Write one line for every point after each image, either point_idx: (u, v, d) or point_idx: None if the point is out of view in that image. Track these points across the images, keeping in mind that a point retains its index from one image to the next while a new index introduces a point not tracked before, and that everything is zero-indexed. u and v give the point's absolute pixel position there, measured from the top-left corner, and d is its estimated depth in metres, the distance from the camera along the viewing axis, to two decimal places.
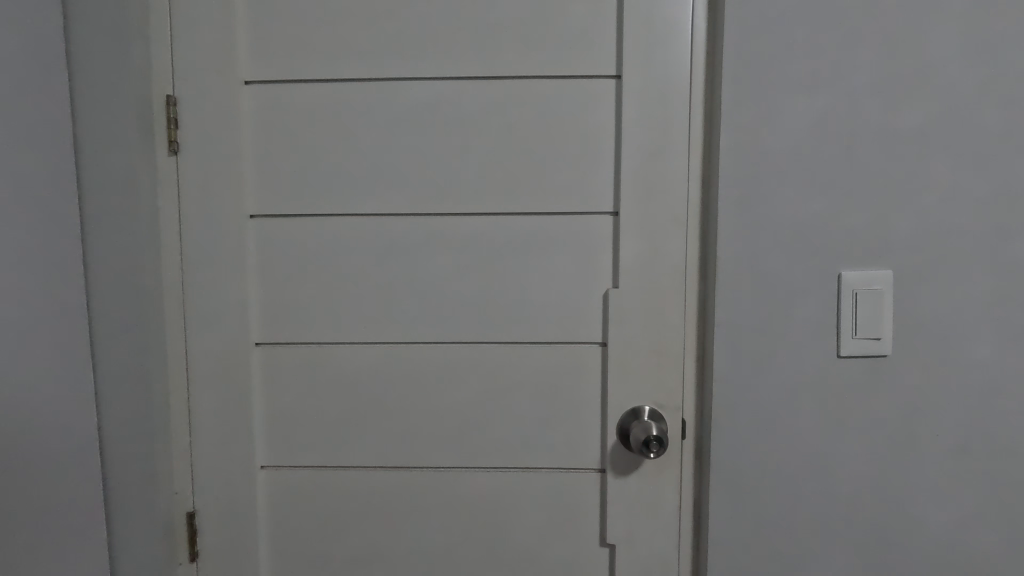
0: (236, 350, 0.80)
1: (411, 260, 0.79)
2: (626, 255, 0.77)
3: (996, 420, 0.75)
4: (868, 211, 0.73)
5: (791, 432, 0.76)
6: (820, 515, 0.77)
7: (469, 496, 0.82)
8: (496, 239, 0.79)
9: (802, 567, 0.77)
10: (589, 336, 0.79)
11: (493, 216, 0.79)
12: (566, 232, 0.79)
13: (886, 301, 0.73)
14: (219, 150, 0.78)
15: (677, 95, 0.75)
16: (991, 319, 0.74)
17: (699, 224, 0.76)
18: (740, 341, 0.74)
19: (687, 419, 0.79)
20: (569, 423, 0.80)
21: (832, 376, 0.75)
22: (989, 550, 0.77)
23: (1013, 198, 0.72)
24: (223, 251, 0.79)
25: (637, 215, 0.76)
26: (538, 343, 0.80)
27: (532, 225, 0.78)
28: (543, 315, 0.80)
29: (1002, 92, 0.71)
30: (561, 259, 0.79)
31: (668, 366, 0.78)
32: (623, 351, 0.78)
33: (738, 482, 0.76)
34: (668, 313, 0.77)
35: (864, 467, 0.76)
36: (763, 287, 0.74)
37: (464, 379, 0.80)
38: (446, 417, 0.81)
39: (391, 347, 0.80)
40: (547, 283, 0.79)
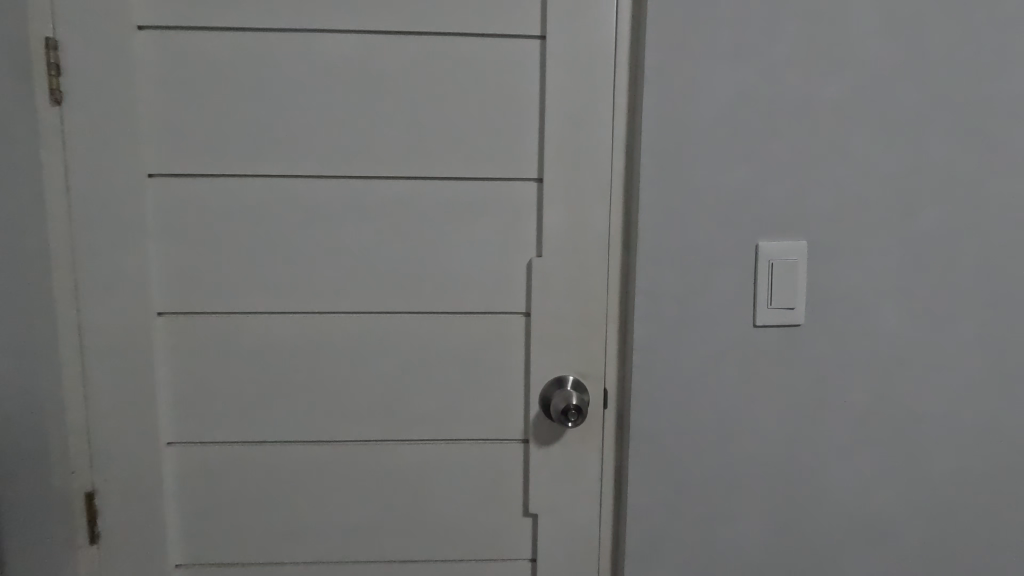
0: (135, 318, 0.75)
1: (327, 227, 0.76)
2: (548, 223, 0.76)
3: (900, 389, 0.79)
4: (785, 183, 0.73)
5: (708, 400, 0.77)
6: (734, 479, 0.79)
7: (390, 470, 0.80)
8: (416, 204, 0.76)
9: (718, 531, 0.79)
10: (513, 305, 0.78)
11: (414, 179, 0.75)
12: (491, 199, 0.76)
13: (800, 270, 0.75)
14: (111, 101, 0.71)
15: (602, 61, 0.73)
16: (898, 292, 0.77)
17: (624, 192, 0.76)
18: (661, 310, 0.75)
19: (609, 389, 0.79)
20: (493, 393, 0.80)
21: (749, 345, 0.76)
22: (888, 509, 0.81)
23: (920, 173, 0.74)
24: (117, 212, 0.73)
25: (560, 182, 0.75)
26: (460, 313, 0.78)
27: (454, 191, 0.76)
28: (466, 284, 0.78)
29: (914, 67, 0.72)
30: (485, 226, 0.77)
31: (591, 336, 0.78)
32: (546, 320, 0.77)
33: (656, 448, 0.77)
34: (592, 282, 0.77)
35: (778, 434, 0.78)
36: (684, 257, 0.74)
37: (384, 349, 0.78)
38: (366, 391, 0.79)
39: (307, 318, 0.77)
40: (472, 251, 0.77)
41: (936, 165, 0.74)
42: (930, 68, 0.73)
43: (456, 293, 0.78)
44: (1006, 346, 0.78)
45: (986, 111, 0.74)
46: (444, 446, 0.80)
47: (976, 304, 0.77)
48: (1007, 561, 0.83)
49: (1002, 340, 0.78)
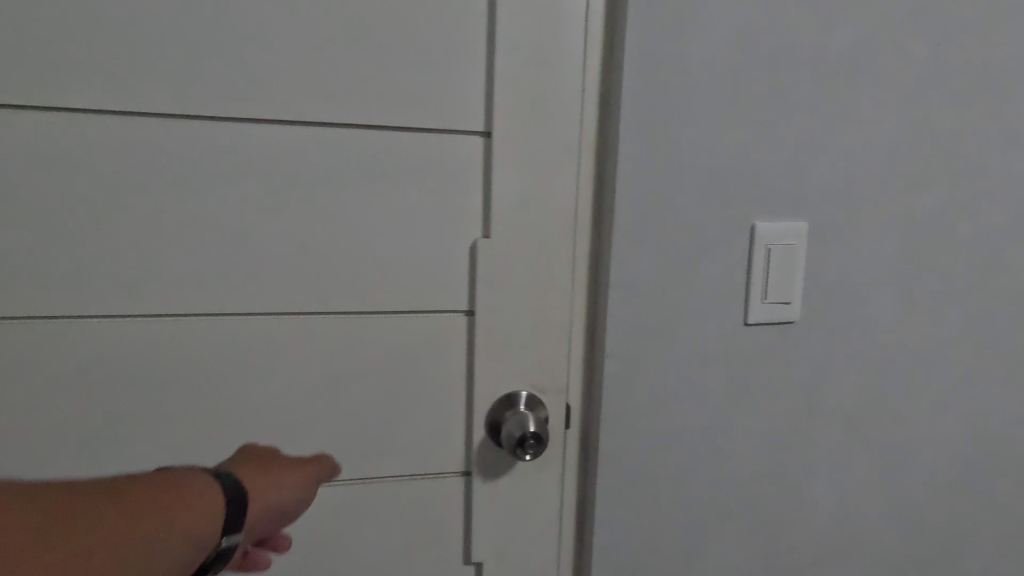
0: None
1: (185, 191, 0.53)
2: (499, 193, 0.58)
3: (894, 390, 0.69)
4: (785, 150, 0.60)
5: (690, 415, 0.63)
6: (716, 503, 0.66)
7: (287, 521, 0.60)
8: (316, 163, 0.55)
9: (694, 563, 0.67)
10: (451, 301, 0.60)
11: (311, 125, 0.54)
12: (422, 158, 0.57)
13: (800, 258, 0.62)
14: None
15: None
16: (899, 281, 0.67)
17: (595, 155, 0.59)
18: (638, 306, 0.60)
19: (572, 404, 0.64)
20: (424, 414, 0.61)
21: (738, 347, 0.63)
22: (871, 523, 0.73)
23: (925, 144, 0.64)
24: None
25: (514, 140, 0.57)
26: (380, 311, 0.59)
27: (370, 146, 0.56)
28: (388, 274, 0.58)
29: (925, 19, 0.62)
30: (414, 195, 0.57)
31: (551, 340, 0.61)
32: (495, 320, 0.60)
33: (628, 473, 0.63)
34: (553, 271, 0.60)
35: (765, 449, 0.67)
36: (668, 239, 0.59)
37: (274, 362, 0.57)
38: (249, 418, 0.58)
39: (158, 320, 0.55)
40: (396, 229, 0.57)
41: (941, 136, 0.65)
42: (942, 21, 0.62)
43: (376, 286, 0.58)
44: (995, 340, 0.72)
45: (997, 73, 0.65)
46: (361, 485, 0.61)
47: (969, 296, 0.69)
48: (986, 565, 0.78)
49: (995, 332, 0.71)
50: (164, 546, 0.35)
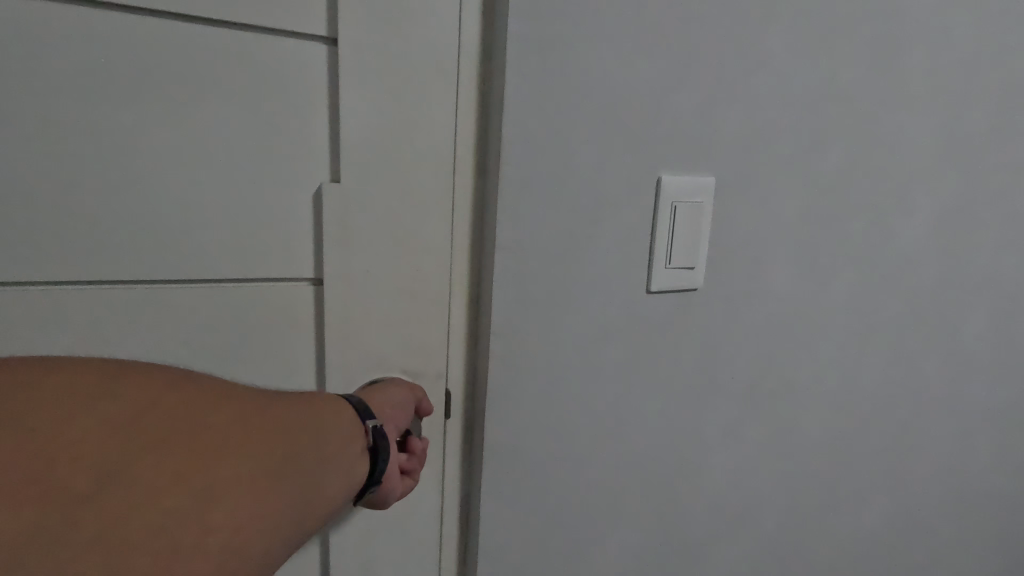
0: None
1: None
2: (350, 124, 0.45)
3: (792, 362, 0.67)
4: (693, 91, 0.53)
5: (588, 395, 0.55)
6: (615, 492, 0.59)
7: None
8: (82, 64, 0.39)
9: (591, 560, 0.60)
10: (293, 264, 0.47)
11: (65, 5, 0.38)
12: (242, 71, 0.43)
13: (705, 217, 0.56)
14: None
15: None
16: (800, 248, 0.63)
17: (477, 83, 0.47)
18: (530, 271, 0.50)
19: (452, 389, 0.53)
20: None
21: (639, 317, 0.56)
22: (766, 496, 0.70)
23: (831, 97, 0.60)
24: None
25: (370, 53, 0.44)
26: (190, 278, 0.44)
27: (163, 47, 0.40)
28: (204, 226, 0.44)
29: None
30: (233, 122, 0.43)
31: (424, 312, 0.50)
32: (351, 290, 0.47)
33: (519, 468, 0.54)
34: (425, 229, 0.48)
35: (665, 427, 0.61)
36: (563, 192, 0.49)
37: (28, 352, 0.41)
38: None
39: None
40: (209, 167, 0.43)
41: (846, 89, 0.61)
42: None
43: (185, 241, 0.44)
44: (885, 307, 0.71)
45: (902, 32, 0.62)
46: None
47: (864, 260, 0.68)
48: (862, 525, 0.80)
49: (885, 301, 0.70)
50: (253, 475, 0.31)
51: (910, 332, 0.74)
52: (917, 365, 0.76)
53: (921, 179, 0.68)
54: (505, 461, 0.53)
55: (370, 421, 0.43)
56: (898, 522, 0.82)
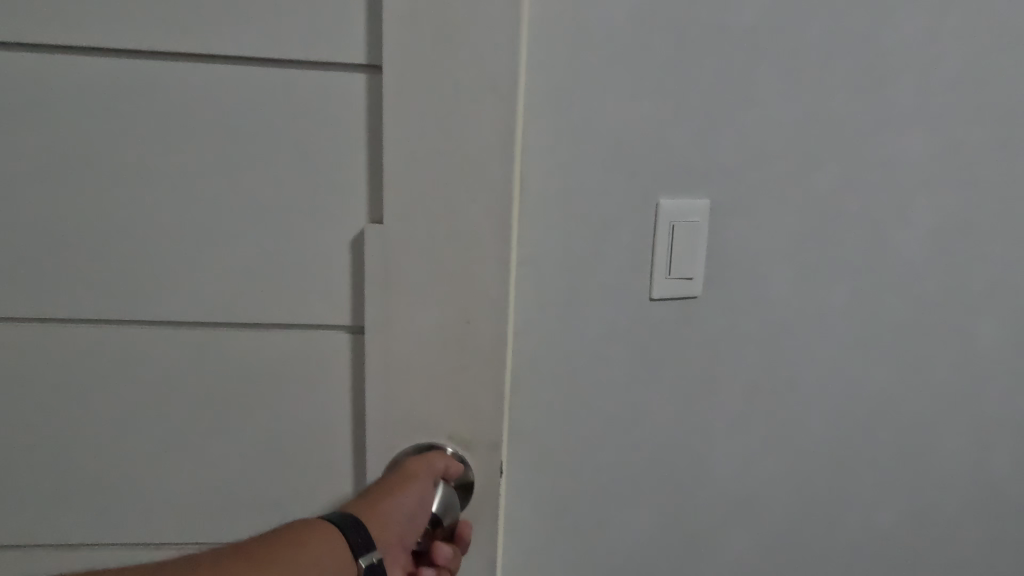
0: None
1: (64, 133, 0.52)
2: (392, 186, 0.53)
3: (793, 365, 0.72)
4: (689, 127, 0.62)
5: (597, 381, 0.67)
6: (620, 466, 0.70)
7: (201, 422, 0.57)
8: (239, 84, 0.52)
9: (598, 520, 0.72)
10: (351, 279, 0.56)
11: (212, 60, 0.51)
12: (310, 112, 0.53)
13: (702, 234, 0.64)
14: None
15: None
16: (795, 261, 0.69)
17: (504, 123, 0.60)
18: (544, 277, 0.63)
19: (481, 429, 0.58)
20: (318, 395, 0.58)
21: (642, 319, 0.66)
22: (772, 488, 0.76)
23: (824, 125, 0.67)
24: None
25: (409, 127, 0.52)
26: (297, 242, 0.55)
27: (251, 86, 0.52)
28: (304, 221, 0.55)
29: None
30: (332, 130, 0.53)
31: (455, 355, 0.56)
32: (392, 322, 0.55)
33: (537, 435, 0.67)
34: (456, 277, 0.54)
35: (670, 415, 0.70)
36: (570, 214, 0.62)
37: (188, 264, 0.55)
38: (142, 371, 0.56)
39: (31, 271, 0.54)
40: (285, 191, 0.54)
41: (840, 116, 0.67)
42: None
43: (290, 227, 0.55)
44: (894, 316, 0.74)
45: (898, 60, 0.67)
46: (277, 411, 0.58)
47: (867, 271, 0.72)
48: (881, 531, 0.82)
49: (895, 309, 0.74)
50: None
51: (920, 345, 0.76)
52: (928, 380, 0.78)
53: (926, 195, 0.72)
54: (524, 427, 0.67)
55: (364, 558, 0.49)
56: (911, 539, 0.84)
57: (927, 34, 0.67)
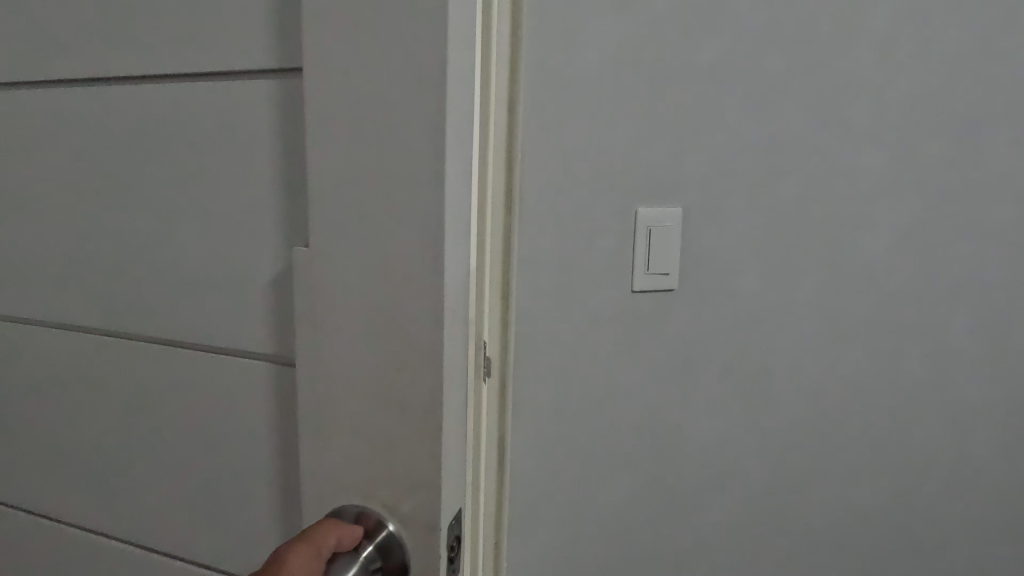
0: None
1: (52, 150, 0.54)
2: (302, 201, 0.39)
3: (762, 350, 0.82)
4: (662, 146, 0.73)
5: (588, 366, 0.77)
6: (610, 441, 0.80)
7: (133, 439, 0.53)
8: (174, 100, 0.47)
9: (592, 490, 0.81)
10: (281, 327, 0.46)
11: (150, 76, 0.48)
12: (233, 119, 0.45)
13: (675, 237, 0.75)
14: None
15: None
16: (762, 258, 0.79)
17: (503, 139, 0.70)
18: (541, 275, 0.73)
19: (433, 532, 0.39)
20: (255, 457, 0.49)
21: (626, 310, 0.76)
22: (748, 461, 0.86)
23: (785, 141, 0.77)
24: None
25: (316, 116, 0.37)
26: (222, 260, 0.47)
27: (179, 104, 0.47)
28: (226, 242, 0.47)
29: (782, 32, 0.74)
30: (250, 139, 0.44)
31: (388, 429, 0.39)
32: (309, 373, 0.41)
33: (538, 415, 0.77)
34: (383, 329, 0.37)
35: (652, 395, 0.80)
36: (564, 221, 0.72)
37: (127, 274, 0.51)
38: (91, 372, 0.54)
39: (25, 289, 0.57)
40: (211, 206, 0.47)
41: (799, 133, 0.77)
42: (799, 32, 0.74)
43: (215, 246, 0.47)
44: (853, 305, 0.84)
45: (852, 82, 0.78)
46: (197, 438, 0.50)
47: (828, 268, 0.82)
48: (848, 499, 0.92)
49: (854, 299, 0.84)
50: None
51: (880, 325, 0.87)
52: (894, 357, 0.88)
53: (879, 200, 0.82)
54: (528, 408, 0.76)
55: None
56: (889, 496, 0.94)
57: (875, 62, 0.78)
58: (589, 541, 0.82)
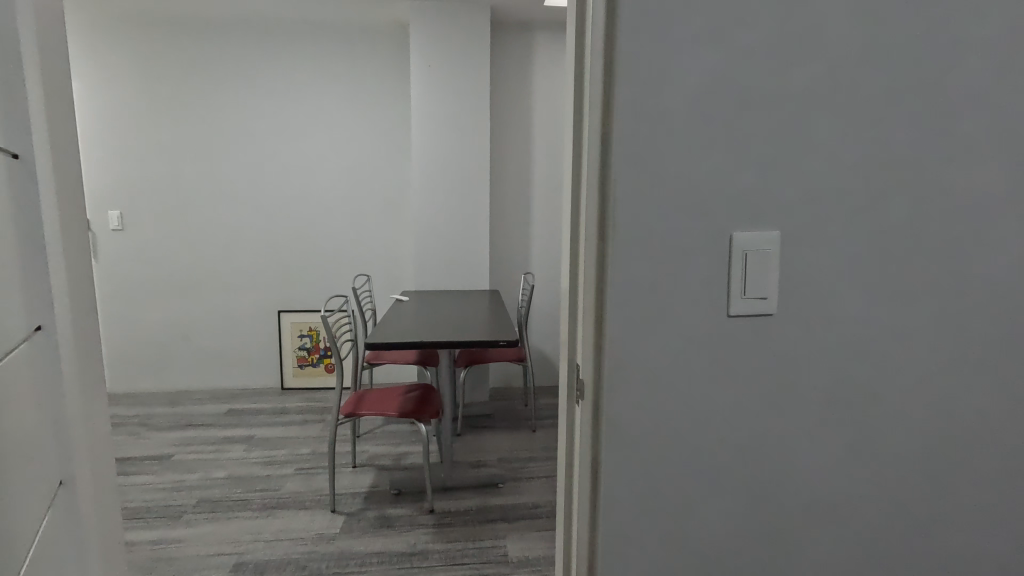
0: (18, 313, 0.67)
1: None
2: None
3: (862, 375, 0.81)
4: (756, 173, 0.74)
5: (685, 390, 0.77)
6: (709, 466, 0.80)
7: None
8: None
9: (692, 516, 0.80)
10: None
11: None
12: None
13: (772, 261, 0.76)
14: (17, 69, 0.68)
15: (578, 29, 0.74)
16: (860, 281, 0.79)
17: (598, 169, 0.73)
18: (635, 299, 0.74)
19: None
20: None
21: (723, 334, 0.77)
22: (851, 489, 0.84)
23: (879, 166, 0.77)
24: (18, 184, 0.68)
25: None
26: None
27: None
28: None
29: (872, 61, 0.74)
30: None
31: None
32: None
33: (635, 440, 0.77)
34: None
35: (750, 420, 0.80)
36: (658, 249, 0.73)
37: None
38: None
39: None
40: None
41: (895, 159, 0.77)
42: (890, 61, 0.75)
43: None
44: (955, 329, 0.83)
45: (947, 107, 0.77)
46: None
47: (928, 293, 0.81)
48: (958, 529, 0.89)
49: (956, 321, 0.83)
50: None
51: (991, 348, 0.85)
52: (1003, 380, 0.86)
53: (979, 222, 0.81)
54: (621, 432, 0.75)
55: None
56: (1009, 525, 0.90)
57: (970, 87, 0.78)
58: (692, 566, 0.82)
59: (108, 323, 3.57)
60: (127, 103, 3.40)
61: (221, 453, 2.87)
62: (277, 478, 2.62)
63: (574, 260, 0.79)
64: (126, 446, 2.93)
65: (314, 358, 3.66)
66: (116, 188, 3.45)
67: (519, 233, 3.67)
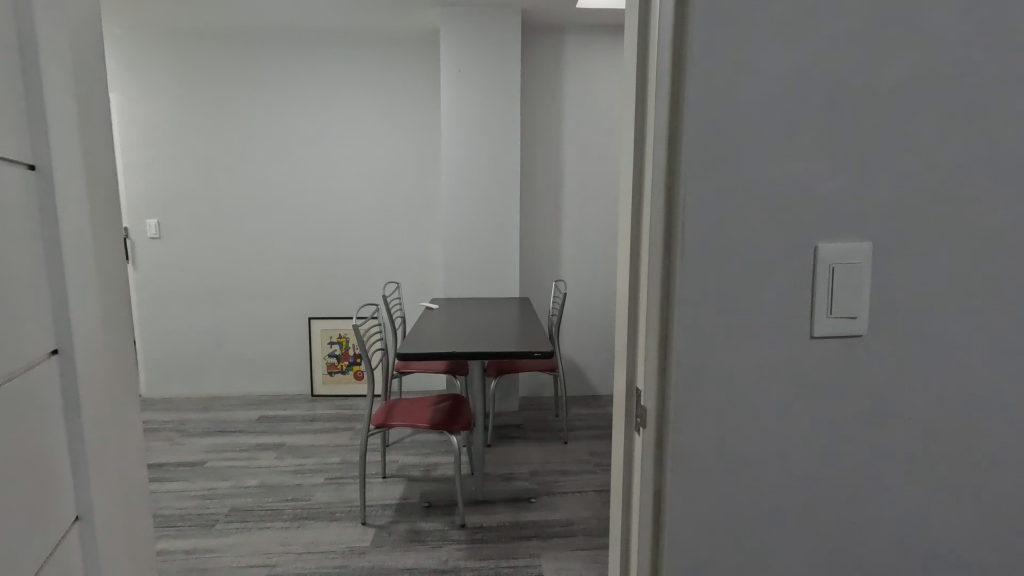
0: (39, 334, 0.63)
1: None
2: None
3: (963, 403, 0.72)
4: (844, 178, 0.66)
5: (762, 419, 0.69)
6: (788, 504, 0.71)
7: None
8: None
9: (770, 560, 0.72)
10: None
11: None
12: None
13: (863, 275, 0.67)
14: (43, 78, 0.64)
15: (639, 21, 0.68)
16: (962, 297, 0.70)
17: (664, 175, 0.65)
18: (707, 320, 0.66)
19: None
20: None
21: (805, 358, 0.69)
22: (949, 530, 0.75)
23: (985, 168, 0.68)
24: (42, 197, 0.64)
25: None
26: None
27: None
28: None
29: (978, 50, 0.65)
30: None
31: None
32: None
33: (706, 475, 0.69)
34: None
35: (834, 452, 0.71)
36: (733, 263, 0.65)
37: None
38: None
39: None
40: None
41: (1002, 159, 0.68)
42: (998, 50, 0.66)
43: None
44: None
45: None
46: None
47: None
48: None
49: None
50: None
51: None
52: None
53: None
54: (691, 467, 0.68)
55: None
56: None
57: None
58: None
59: (144, 330, 3.63)
60: (164, 114, 3.47)
61: (252, 461, 2.87)
62: (307, 488, 2.60)
63: (635, 274, 0.72)
64: (161, 452, 2.95)
65: (344, 365, 3.66)
66: (153, 198, 3.52)
67: (550, 239, 3.60)
